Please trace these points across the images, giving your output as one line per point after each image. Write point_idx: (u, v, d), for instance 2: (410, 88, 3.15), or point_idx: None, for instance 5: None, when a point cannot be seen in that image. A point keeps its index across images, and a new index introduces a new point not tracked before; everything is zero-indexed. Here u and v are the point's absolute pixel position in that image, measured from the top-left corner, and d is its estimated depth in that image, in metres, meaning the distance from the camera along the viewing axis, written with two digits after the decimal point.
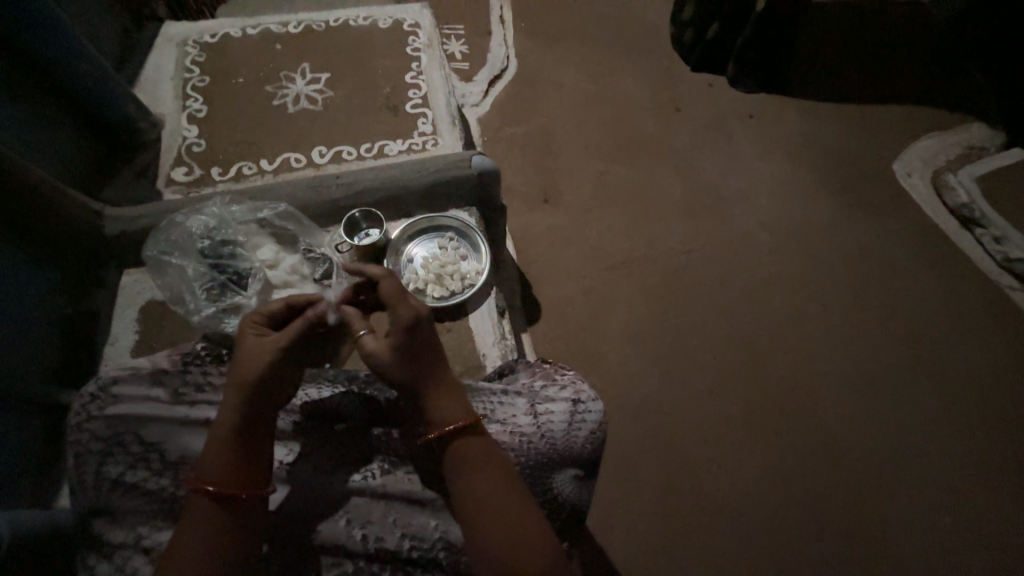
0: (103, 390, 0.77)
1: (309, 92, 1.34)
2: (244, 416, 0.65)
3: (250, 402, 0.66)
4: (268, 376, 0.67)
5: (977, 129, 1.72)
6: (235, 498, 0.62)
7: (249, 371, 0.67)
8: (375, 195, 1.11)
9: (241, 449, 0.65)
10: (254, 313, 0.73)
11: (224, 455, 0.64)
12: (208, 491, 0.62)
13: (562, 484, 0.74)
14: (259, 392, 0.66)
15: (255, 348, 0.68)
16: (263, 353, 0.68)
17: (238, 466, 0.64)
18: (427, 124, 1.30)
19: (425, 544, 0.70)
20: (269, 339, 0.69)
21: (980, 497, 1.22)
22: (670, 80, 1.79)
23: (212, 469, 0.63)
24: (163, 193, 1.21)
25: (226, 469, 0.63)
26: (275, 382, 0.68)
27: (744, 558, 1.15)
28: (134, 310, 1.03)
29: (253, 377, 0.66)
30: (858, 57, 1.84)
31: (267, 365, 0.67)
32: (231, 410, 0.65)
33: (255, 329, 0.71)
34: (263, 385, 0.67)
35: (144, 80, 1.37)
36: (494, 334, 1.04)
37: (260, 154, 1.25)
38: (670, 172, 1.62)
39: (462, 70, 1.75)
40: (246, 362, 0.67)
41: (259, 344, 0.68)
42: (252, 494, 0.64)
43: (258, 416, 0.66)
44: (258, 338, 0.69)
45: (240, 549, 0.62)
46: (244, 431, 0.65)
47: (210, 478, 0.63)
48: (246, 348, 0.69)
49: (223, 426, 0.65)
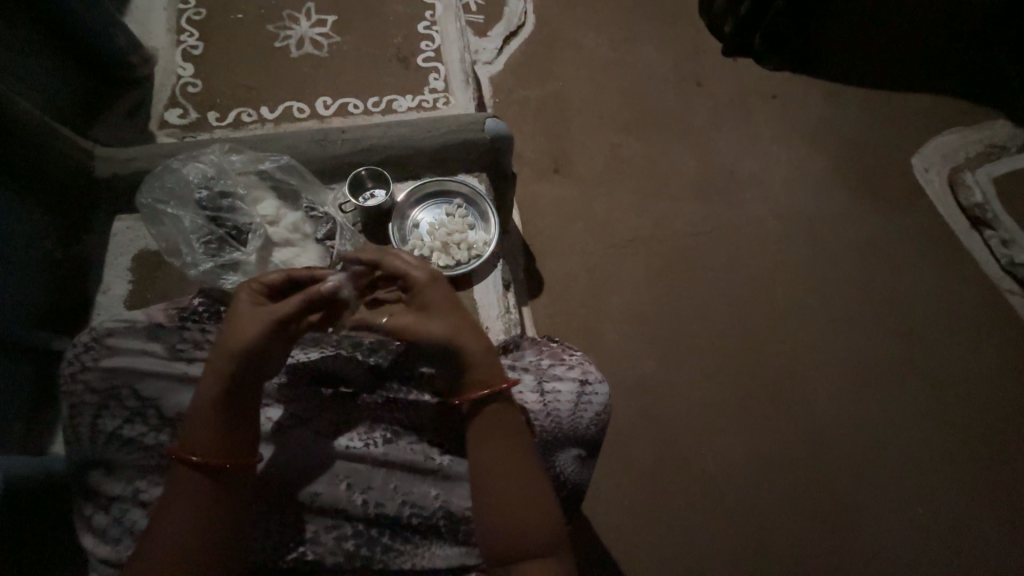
0: (97, 341, 0.75)
1: (314, 35, 1.25)
2: (228, 386, 0.64)
3: (238, 373, 0.64)
4: (263, 347, 0.65)
5: (1004, 126, 1.66)
6: (219, 469, 0.62)
7: (239, 339, 0.64)
8: (382, 154, 1.05)
9: (227, 420, 0.63)
10: (256, 282, 0.71)
11: (210, 426, 0.63)
12: (189, 462, 0.61)
13: (564, 462, 0.74)
14: (246, 365, 0.64)
15: (251, 320, 0.65)
16: (258, 323, 0.65)
17: (226, 440, 0.63)
18: (438, 80, 1.22)
19: (424, 512, 0.71)
20: (268, 310, 0.66)
21: (950, 491, 1.27)
22: (694, 51, 1.70)
23: (196, 440, 0.62)
24: (157, 136, 1.14)
25: (210, 440, 0.62)
26: (268, 354, 0.66)
27: (720, 533, 1.21)
28: (127, 258, 0.99)
29: (246, 346, 0.64)
30: (894, 39, 1.75)
31: (262, 335, 0.65)
32: (219, 378, 0.64)
33: (253, 298, 0.69)
34: (252, 358, 0.65)
35: (136, 10, 1.28)
36: (498, 308, 1.01)
37: (260, 100, 1.18)
38: (686, 150, 1.57)
39: (476, 24, 1.65)
40: (240, 332, 0.65)
41: (257, 313, 0.66)
42: (238, 465, 0.63)
43: (241, 386, 0.64)
44: (254, 310, 0.67)
45: (222, 519, 0.62)
46: (231, 403, 0.64)
47: (196, 449, 0.62)
48: (241, 316, 0.66)
49: (206, 396, 0.64)
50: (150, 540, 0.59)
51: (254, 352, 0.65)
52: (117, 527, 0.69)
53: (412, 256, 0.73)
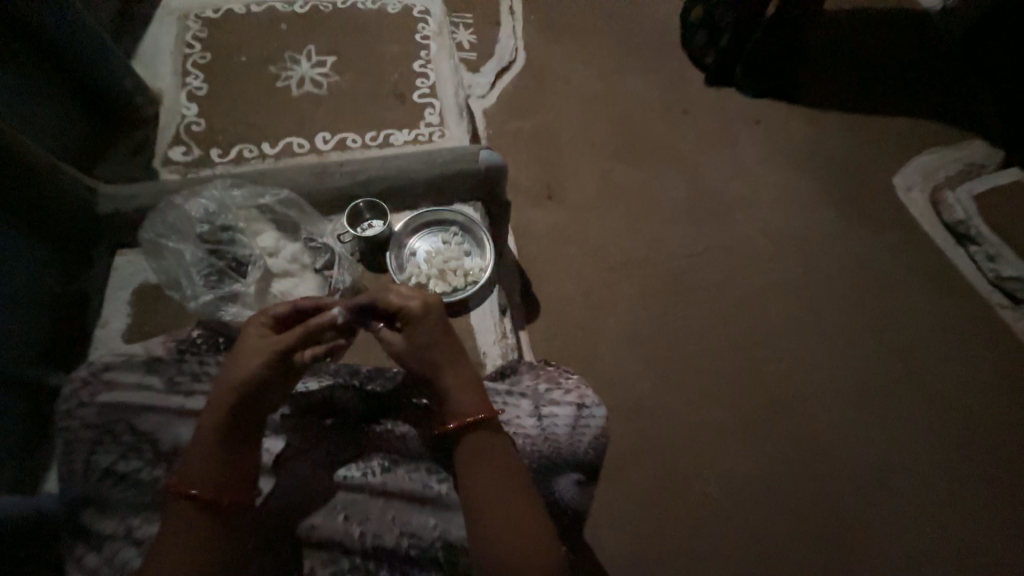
0: (95, 376, 0.76)
1: (314, 75, 1.31)
2: (226, 416, 0.64)
3: (235, 404, 0.64)
4: (262, 380, 0.66)
5: (979, 146, 1.73)
6: (215, 503, 0.61)
7: (240, 372, 0.65)
8: (379, 185, 1.08)
9: (224, 452, 0.64)
10: (260, 313, 0.72)
11: (207, 459, 0.63)
12: (185, 497, 0.61)
13: (563, 488, 0.74)
14: (244, 397, 0.65)
15: (252, 352, 0.67)
16: (257, 357, 0.66)
17: (223, 472, 0.63)
18: (434, 115, 1.27)
19: (423, 543, 0.70)
20: (271, 341, 0.68)
21: (957, 508, 1.25)
22: (679, 82, 1.77)
23: (193, 472, 0.62)
24: (160, 172, 1.17)
25: (206, 473, 0.62)
26: (267, 387, 0.67)
27: (727, 559, 1.18)
28: (127, 292, 1.01)
29: (245, 378, 0.65)
30: (867, 67, 1.83)
31: (262, 367, 0.66)
32: (218, 410, 0.64)
33: (258, 329, 0.70)
34: (249, 390, 0.65)
35: (144, 54, 1.33)
36: (495, 333, 1.02)
37: (261, 136, 1.22)
38: (674, 174, 1.62)
39: (469, 60, 1.72)
40: (241, 364, 0.66)
41: (260, 345, 0.68)
42: (234, 498, 0.63)
43: (239, 416, 0.65)
44: (257, 341, 0.68)
45: (219, 554, 0.61)
46: (229, 435, 0.64)
47: (192, 482, 0.61)
48: (243, 350, 0.68)
49: (203, 428, 0.64)
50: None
51: (253, 383, 0.65)
52: (108, 567, 0.68)
53: (411, 288, 0.74)
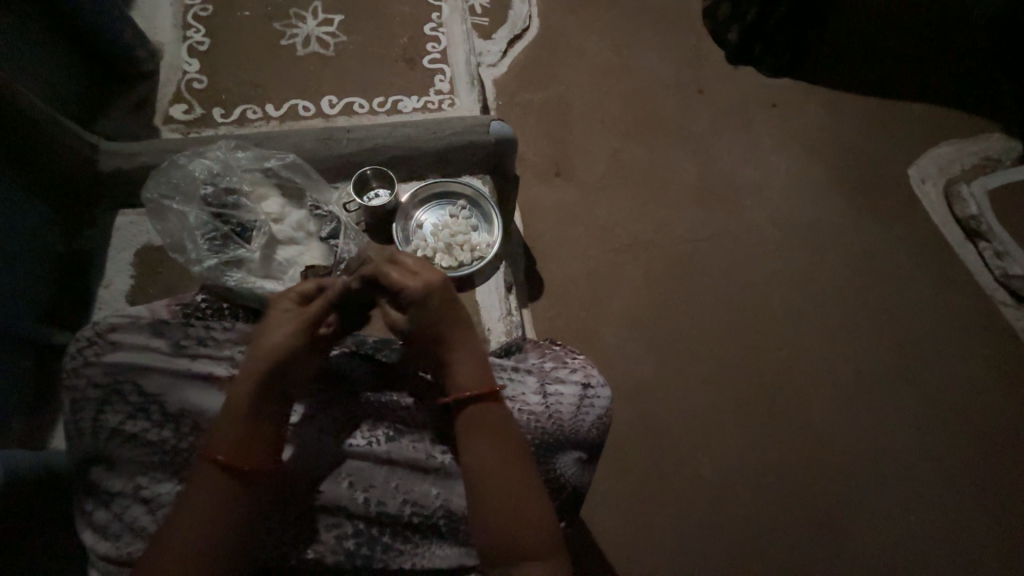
0: (100, 337, 0.75)
1: (320, 34, 1.26)
2: (258, 384, 0.65)
3: (265, 374, 0.65)
4: (291, 351, 0.67)
5: (999, 139, 1.68)
6: (239, 471, 0.62)
7: (268, 344, 0.66)
8: (388, 153, 1.05)
9: (244, 419, 0.64)
10: (289, 290, 0.73)
11: (231, 425, 0.63)
12: (212, 461, 0.62)
13: (565, 466, 0.75)
14: (276, 366, 0.66)
15: (279, 324, 0.68)
16: (284, 332, 0.67)
17: (243, 439, 0.63)
18: (444, 82, 1.23)
19: (425, 510, 0.71)
20: (297, 314, 0.69)
21: (941, 498, 1.29)
22: (696, 58, 1.71)
23: (219, 438, 0.63)
24: (162, 131, 1.14)
25: (231, 440, 0.62)
26: (295, 358, 0.68)
27: (714, 537, 1.22)
28: (130, 253, 1.00)
29: (275, 348, 0.66)
30: (893, 49, 1.77)
31: (290, 340, 0.67)
32: (252, 375, 0.65)
33: (285, 304, 0.71)
34: (280, 358, 0.66)
35: (142, 4, 1.28)
36: (500, 309, 1.02)
37: (265, 98, 1.18)
38: (686, 156, 1.58)
39: (480, 26, 1.65)
40: (269, 336, 0.67)
41: (286, 317, 0.69)
42: (257, 467, 0.63)
43: (271, 383, 0.66)
44: (282, 315, 0.69)
45: (239, 519, 0.61)
46: (257, 401, 0.65)
47: (218, 448, 0.62)
48: (271, 324, 0.69)
49: (233, 399, 0.64)
50: (168, 536, 0.59)
51: (281, 354, 0.66)
52: (118, 524, 0.69)
53: (416, 262, 0.73)
